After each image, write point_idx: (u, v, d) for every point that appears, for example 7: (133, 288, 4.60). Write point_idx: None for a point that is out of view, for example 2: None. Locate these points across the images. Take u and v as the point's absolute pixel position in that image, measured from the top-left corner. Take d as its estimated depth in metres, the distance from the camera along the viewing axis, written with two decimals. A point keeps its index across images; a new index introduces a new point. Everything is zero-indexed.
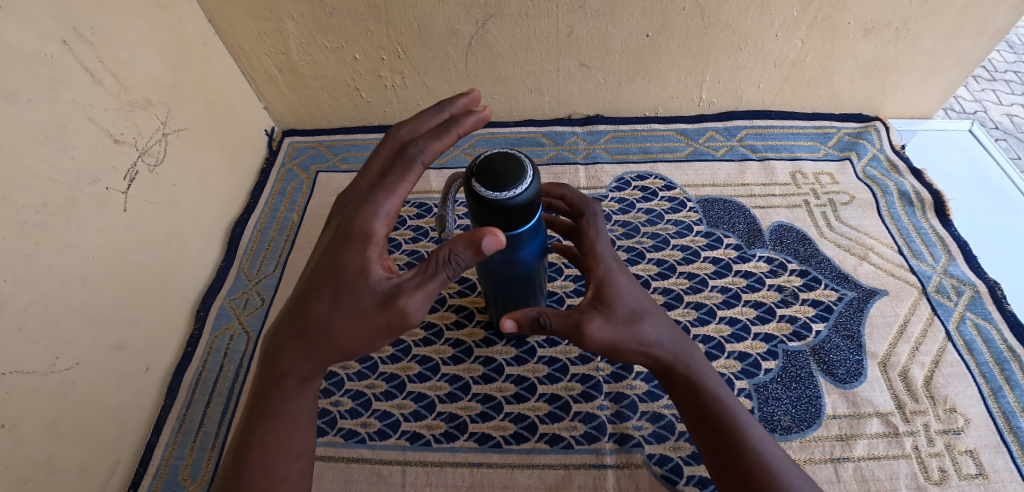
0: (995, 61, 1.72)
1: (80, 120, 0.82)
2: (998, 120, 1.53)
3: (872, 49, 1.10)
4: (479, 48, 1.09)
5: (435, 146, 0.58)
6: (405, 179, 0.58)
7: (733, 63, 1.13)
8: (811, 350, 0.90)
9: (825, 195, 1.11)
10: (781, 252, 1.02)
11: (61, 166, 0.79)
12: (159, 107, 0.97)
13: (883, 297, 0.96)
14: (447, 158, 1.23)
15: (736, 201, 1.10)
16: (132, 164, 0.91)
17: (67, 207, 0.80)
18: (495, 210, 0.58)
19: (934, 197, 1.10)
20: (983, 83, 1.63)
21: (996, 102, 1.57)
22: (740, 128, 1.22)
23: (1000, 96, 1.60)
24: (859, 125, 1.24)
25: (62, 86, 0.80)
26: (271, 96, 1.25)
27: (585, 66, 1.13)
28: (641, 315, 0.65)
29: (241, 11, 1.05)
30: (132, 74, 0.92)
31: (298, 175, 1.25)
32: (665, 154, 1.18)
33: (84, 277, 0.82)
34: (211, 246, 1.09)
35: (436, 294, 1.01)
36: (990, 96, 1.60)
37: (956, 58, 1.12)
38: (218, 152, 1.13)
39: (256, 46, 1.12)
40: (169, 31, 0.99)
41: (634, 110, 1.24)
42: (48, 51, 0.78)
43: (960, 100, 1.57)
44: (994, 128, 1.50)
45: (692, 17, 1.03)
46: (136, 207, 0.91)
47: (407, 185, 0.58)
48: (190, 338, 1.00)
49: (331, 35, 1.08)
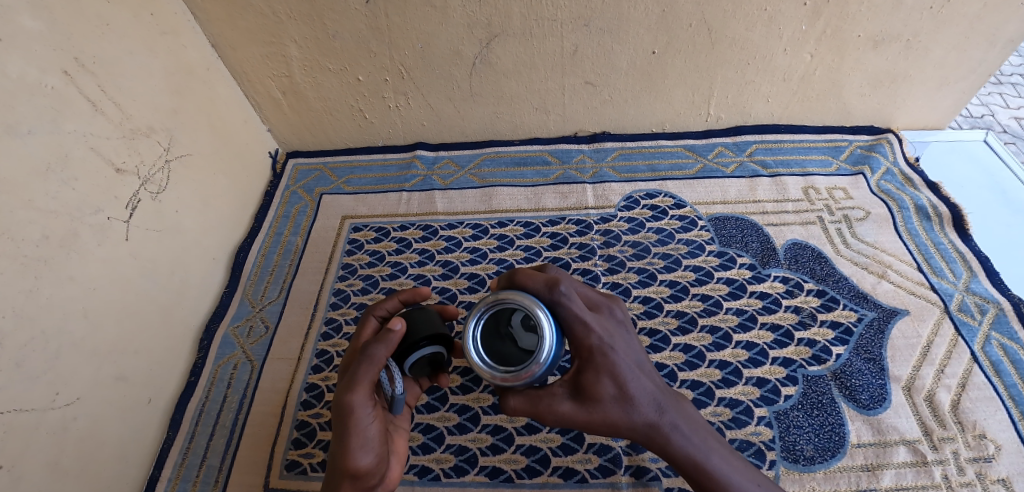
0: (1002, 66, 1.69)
1: (81, 150, 0.81)
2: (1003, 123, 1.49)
3: (883, 61, 1.09)
4: (483, 68, 1.08)
5: (385, 303, 0.72)
6: (366, 323, 0.69)
7: (741, 78, 1.11)
8: (832, 374, 0.87)
9: (840, 211, 1.09)
10: (797, 271, 0.99)
11: (61, 198, 0.78)
12: (161, 134, 0.96)
13: (904, 318, 0.93)
14: (452, 180, 1.21)
15: (748, 218, 1.07)
16: (134, 193, 0.90)
17: (68, 240, 0.78)
18: (421, 345, 0.64)
19: (952, 211, 1.07)
20: (991, 87, 1.60)
21: (1002, 105, 1.54)
22: (749, 143, 1.20)
23: (1008, 99, 1.57)
24: (872, 138, 1.21)
25: (61, 117, 0.78)
26: (274, 119, 1.24)
27: (590, 84, 1.12)
28: (626, 399, 0.57)
29: (242, 35, 1.05)
30: (134, 102, 0.91)
31: (302, 197, 1.24)
32: (673, 172, 1.16)
33: (85, 309, 0.80)
34: (215, 272, 1.08)
35: None
36: (998, 99, 1.57)
37: (969, 67, 1.10)
38: (222, 177, 1.11)
39: (259, 70, 1.12)
40: (171, 57, 0.99)
41: (641, 126, 1.22)
42: (48, 82, 0.77)
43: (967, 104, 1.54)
44: (1004, 133, 1.46)
45: (699, 34, 1.01)
46: (138, 236, 0.90)
47: (369, 327, 0.69)
48: (194, 367, 0.98)
49: (333, 59, 1.07)
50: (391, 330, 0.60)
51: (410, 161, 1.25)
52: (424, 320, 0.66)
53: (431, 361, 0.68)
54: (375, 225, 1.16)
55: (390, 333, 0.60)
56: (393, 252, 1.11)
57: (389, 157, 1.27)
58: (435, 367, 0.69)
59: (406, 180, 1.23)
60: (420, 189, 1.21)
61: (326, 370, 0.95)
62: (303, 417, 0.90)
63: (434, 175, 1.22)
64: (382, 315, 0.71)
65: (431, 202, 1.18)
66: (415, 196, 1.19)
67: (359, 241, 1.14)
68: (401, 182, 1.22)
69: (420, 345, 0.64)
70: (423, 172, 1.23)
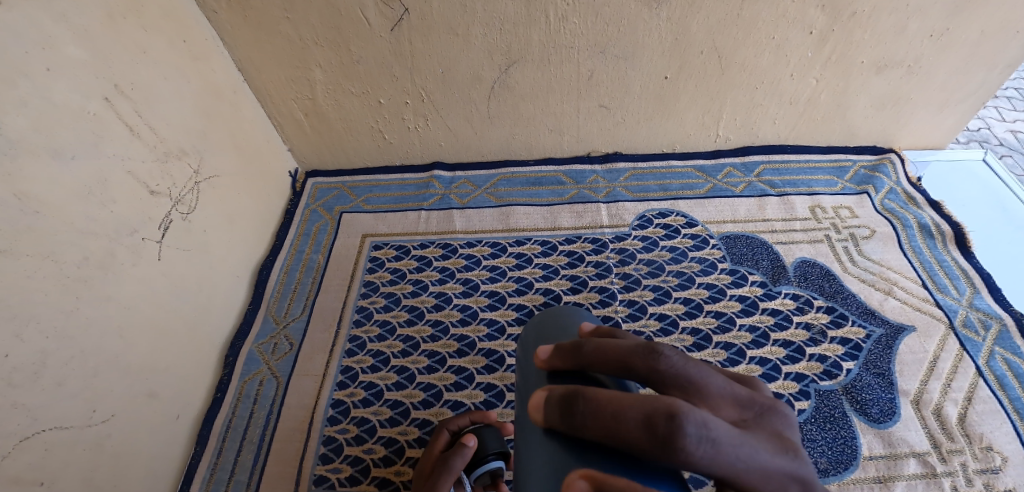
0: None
1: (120, 173, 0.84)
2: (1002, 136, 1.54)
3: (886, 85, 1.13)
4: (502, 91, 1.13)
5: (457, 420, 0.80)
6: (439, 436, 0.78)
7: (750, 101, 1.16)
8: (843, 389, 0.90)
9: (846, 229, 1.12)
10: (807, 289, 1.02)
11: (101, 219, 0.80)
12: (192, 156, 0.99)
13: (911, 334, 0.96)
14: (470, 199, 1.24)
15: (758, 237, 1.11)
16: (166, 213, 0.93)
17: (107, 260, 0.81)
18: (483, 463, 0.73)
19: (954, 229, 1.11)
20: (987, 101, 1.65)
21: (998, 119, 1.59)
22: (757, 163, 1.24)
23: (1003, 113, 1.62)
24: (875, 158, 1.26)
25: (103, 141, 0.81)
26: (295, 139, 1.27)
27: (604, 107, 1.16)
28: None
29: (270, 60, 1.09)
30: (168, 125, 0.94)
31: (322, 215, 1.27)
32: (684, 191, 1.20)
33: (121, 327, 0.83)
34: (238, 289, 1.10)
35: (465, 337, 1.02)
36: (993, 112, 1.62)
37: (967, 90, 1.15)
38: (246, 196, 1.14)
39: (283, 93, 1.16)
40: (203, 81, 1.02)
41: (652, 147, 1.26)
42: (92, 108, 0.79)
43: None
44: (999, 145, 1.50)
45: (710, 60, 1.07)
46: (169, 255, 0.93)
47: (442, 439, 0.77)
48: (220, 384, 1.00)
49: (357, 82, 1.12)
50: (465, 444, 0.68)
51: (428, 180, 1.29)
52: (492, 439, 0.76)
53: (495, 474, 0.75)
54: (395, 243, 1.19)
55: (464, 447, 0.68)
56: (413, 270, 1.14)
57: (407, 177, 1.31)
58: (497, 478, 0.76)
59: (424, 199, 1.26)
60: (438, 208, 1.24)
61: (351, 386, 0.98)
62: (330, 432, 0.93)
63: (451, 194, 1.26)
64: (453, 430, 0.79)
65: (450, 220, 1.21)
66: (433, 214, 1.23)
67: (379, 258, 1.17)
68: (419, 201, 1.26)
69: (488, 459, 0.73)
70: (441, 191, 1.27)
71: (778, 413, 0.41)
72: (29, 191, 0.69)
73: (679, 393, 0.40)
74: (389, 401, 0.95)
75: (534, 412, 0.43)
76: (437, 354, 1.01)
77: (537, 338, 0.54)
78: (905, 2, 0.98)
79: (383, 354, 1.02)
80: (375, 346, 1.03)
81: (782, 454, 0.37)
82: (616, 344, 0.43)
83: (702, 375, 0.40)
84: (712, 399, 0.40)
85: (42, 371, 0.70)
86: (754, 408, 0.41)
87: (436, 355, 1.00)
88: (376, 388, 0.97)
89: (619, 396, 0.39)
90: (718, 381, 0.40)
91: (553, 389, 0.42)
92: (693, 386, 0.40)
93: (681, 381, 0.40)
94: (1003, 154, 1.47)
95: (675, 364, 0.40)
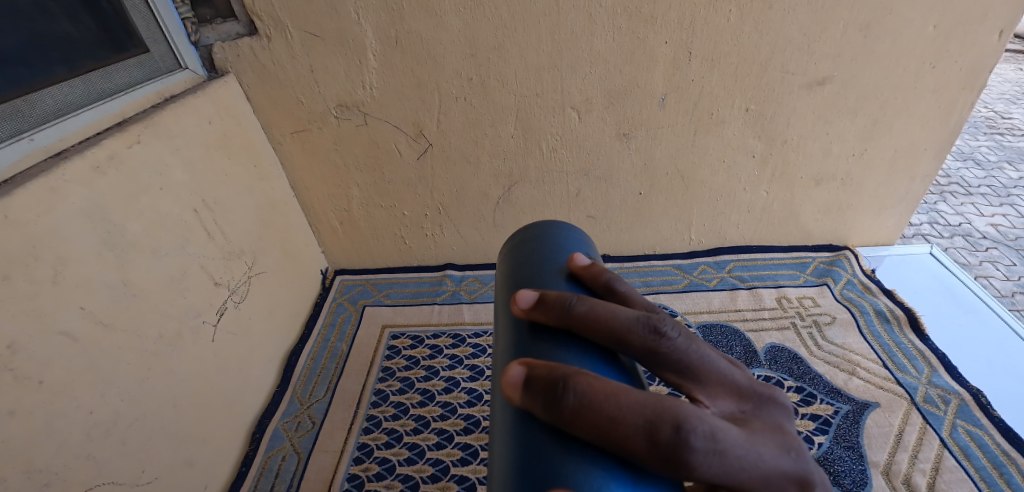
0: (968, 178, 2.06)
1: (195, 268, 1.03)
2: (985, 229, 1.73)
3: (826, 196, 1.36)
4: (505, 205, 1.37)
5: None
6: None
7: (713, 210, 1.38)
8: (817, 461, 0.97)
9: (810, 316, 1.27)
10: (777, 370, 1.14)
11: (177, 304, 0.98)
12: (248, 255, 1.20)
13: (876, 409, 1.06)
14: (477, 294, 1.42)
15: (731, 325, 1.26)
16: (223, 301, 1.10)
17: (174, 338, 0.97)
18: None
19: (908, 314, 1.25)
20: (965, 199, 1.90)
21: (977, 215, 1.81)
22: (727, 261, 1.43)
23: (981, 208, 1.85)
24: (831, 255, 1.44)
25: (188, 242, 1.02)
26: (330, 243, 1.50)
27: (592, 217, 1.39)
28: None
29: (318, 180, 1.36)
30: (234, 230, 1.16)
31: (347, 308, 1.44)
32: (665, 286, 1.37)
33: (175, 398, 0.95)
34: (270, 372, 1.24)
35: (471, 417, 1.13)
36: (972, 208, 1.85)
37: (897, 197, 1.37)
38: (285, 291, 1.33)
39: (326, 206, 1.41)
40: (264, 196, 1.27)
41: (635, 249, 1.46)
42: (184, 217, 1.01)
43: (943, 214, 1.82)
44: (982, 237, 1.69)
45: (675, 179, 1.31)
46: (220, 337, 1.08)
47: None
48: (245, 458, 1.09)
49: (387, 198, 1.37)
50: None
51: (441, 278, 1.48)
52: None
53: None
54: (411, 333, 1.35)
55: None
56: (425, 356, 1.28)
57: (423, 275, 1.50)
58: None
59: (437, 294, 1.44)
60: (449, 302, 1.41)
61: (366, 461, 1.07)
62: None
63: (461, 290, 1.44)
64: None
65: (459, 313, 1.38)
66: (445, 308, 1.40)
67: (396, 346, 1.32)
68: (433, 295, 1.44)
69: None
70: (452, 287, 1.45)
71: (774, 403, 0.44)
72: (132, 279, 0.88)
73: (673, 375, 0.43)
74: (400, 475, 1.03)
75: (512, 388, 0.41)
76: (445, 431, 1.10)
77: (524, 272, 0.56)
78: (824, 132, 1.24)
79: (396, 432, 1.12)
80: (389, 425, 1.13)
81: (786, 452, 0.39)
82: (614, 315, 0.44)
83: (701, 358, 0.43)
84: (710, 386, 0.43)
85: (113, 429, 0.83)
86: (745, 395, 0.43)
87: (444, 432, 1.10)
88: (388, 464, 1.06)
89: (609, 387, 0.38)
90: (717, 367, 0.43)
91: (538, 366, 0.41)
92: (692, 370, 0.43)
93: (681, 364, 0.43)
94: (988, 246, 1.64)
95: (678, 346, 0.42)
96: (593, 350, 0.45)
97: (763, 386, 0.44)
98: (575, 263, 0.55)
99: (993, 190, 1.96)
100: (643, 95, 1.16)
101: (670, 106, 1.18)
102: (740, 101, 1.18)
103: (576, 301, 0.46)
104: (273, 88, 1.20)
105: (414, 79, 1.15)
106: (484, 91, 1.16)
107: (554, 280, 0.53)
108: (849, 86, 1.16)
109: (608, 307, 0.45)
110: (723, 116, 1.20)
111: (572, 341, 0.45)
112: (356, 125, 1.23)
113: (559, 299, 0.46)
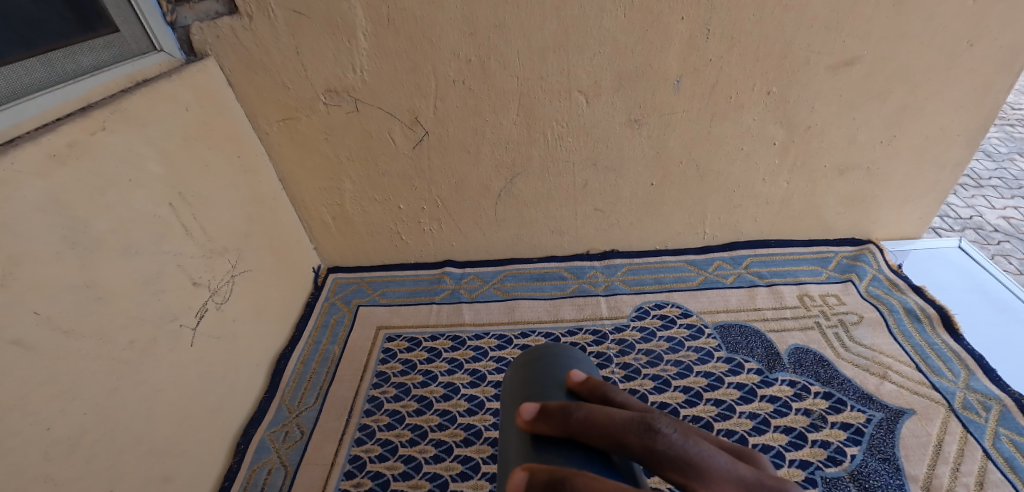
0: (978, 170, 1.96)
1: (172, 268, 0.94)
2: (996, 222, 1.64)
3: (851, 186, 1.27)
4: (508, 198, 1.28)
5: None
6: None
7: (730, 202, 1.29)
8: (850, 475, 0.89)
9: (835, 316, 1.18)
10: (802, 375, 1.06)
11: (151, 307, 0.89)
12: (232, 253, 1.11)
13: (911, 417, 0.97)
14: (478, 293, 1.34)
15: (750, 325, 1.17)
16: (204, 303, 1.02)
17: (149, 344, 0.88)
18: None
19: (940, 312, 1.16)
20: (973, 191, 1.80)
21: (988, 208, 1.71)
22: (744, 256, 1.34)
23: (992, 200, 1.75)
24: (854, 249, 1.36)
25: (164, 240, 0.93)
26: (322, 239, 1.42)
27: (599, 211, 1.30)
28: None
29: (308, 172, 1.27)
30: (217, 226, 1.07)
31: (340, 308, 1.36)
32: (678, 283, 1.29)
33: (150, 410, 0.87)
34: (257, 378, 1.16)
35: (472, 427, 1.05)
36: (982, 201, 1.75)
37: (926, 187, 1.28)
38: (274, 290, 1.25)
39: (316, 200, 1.33)
40: (250, 190, 1.18)
41: (645, 244, 1.38)
42: (159, 212, 0.93)
43: (953, 207, 1.72)
44: (993, 230, 1.60)
45: (689, 168, 1.22)
46: (201, 342, 1.00)
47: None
48: (229, 471, 1.01)
49: (381, 191, 1.29)
50: None
51: (439, 276, 1.40)
52: None
53: None
54: (407, 335, 1.26)
55: None
56: (423, 360, 1.19)
57: (420, 273, 1.42)
58: None
59: (435, 293, 1.36)
60: (448, 301, 1.33)
61: (358, 476, 0.99)
62: None
63: (460, 289, 1.36)
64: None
65: (459, 313, 1.29)
66: (444, 308, 1.31)
67: (392, 350, 1.24)
68: (431, 295, 1.36)
69: None
70: (451, 286, 1.37)
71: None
72: (98, 280, 0.80)
73: (676, 475, 0.40)
74: None
75: None
76: (443, 443, 1.02)
77: (521, 387, 0.54)
78: (851, 117, 1.15)
79: (391, 443, 1.04)
80: (384, 435, 1.05)
81: None
82: (609, 415, 0.42)
83: (701, 453, 0.40)
84: (715, 483, 0.39)
85: (76, 447, 0.74)
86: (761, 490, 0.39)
87: (443, 444, 1.02)
88: (383, 478, 0.98)
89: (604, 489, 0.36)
90: (720, 461, 0.40)
91: (535, 471, 0.39)
92: (693, 468, 0.39)
93: (681, 460, 0.39)
94: (1000, 240, 1.55)
95: (674, 442, 0.40)
96: (592, 455, 0.42)
97: (773, 479, 0.40)
98: (575, 373, 0.53)
99: (1004, 182, 1.86)
100: (656, 77, 1.07)
101: (685, 90, 1.09)
102: (761, 83, 1.09)
103: (574, 406, 0.44)
104: (257, 72, 1.11)
105: (409, 61, 1.06)
106: (484, 74, 1.07)
107: (551, 390, 0.51)
108: (880, 66, 1.07)
109: (604, 409, 0.43)
110: (743, 100, 1.11)
111: (571, 445, 0.43)
112: (346, 112, 1.15)
113: (559, 406, 0.44)
